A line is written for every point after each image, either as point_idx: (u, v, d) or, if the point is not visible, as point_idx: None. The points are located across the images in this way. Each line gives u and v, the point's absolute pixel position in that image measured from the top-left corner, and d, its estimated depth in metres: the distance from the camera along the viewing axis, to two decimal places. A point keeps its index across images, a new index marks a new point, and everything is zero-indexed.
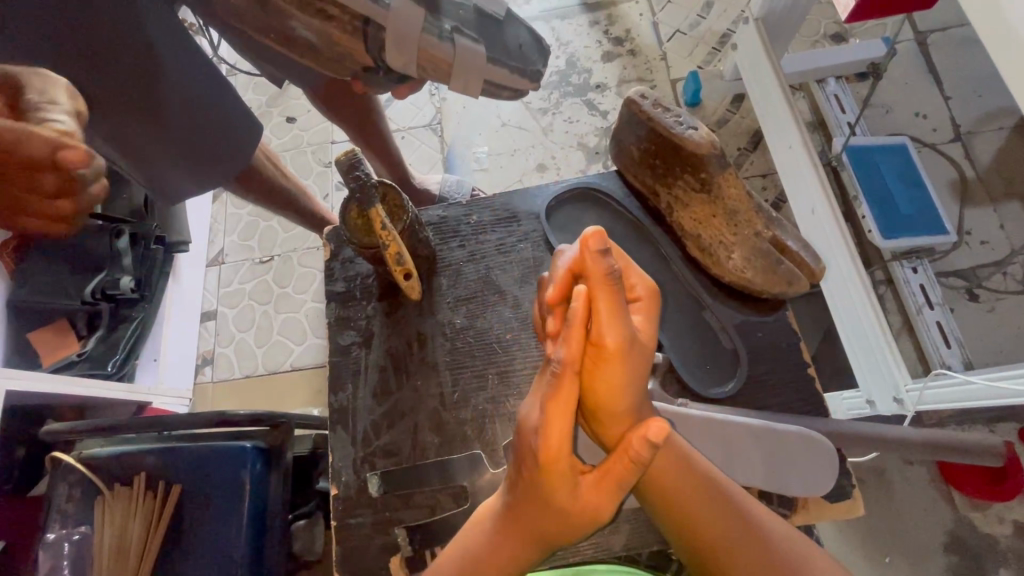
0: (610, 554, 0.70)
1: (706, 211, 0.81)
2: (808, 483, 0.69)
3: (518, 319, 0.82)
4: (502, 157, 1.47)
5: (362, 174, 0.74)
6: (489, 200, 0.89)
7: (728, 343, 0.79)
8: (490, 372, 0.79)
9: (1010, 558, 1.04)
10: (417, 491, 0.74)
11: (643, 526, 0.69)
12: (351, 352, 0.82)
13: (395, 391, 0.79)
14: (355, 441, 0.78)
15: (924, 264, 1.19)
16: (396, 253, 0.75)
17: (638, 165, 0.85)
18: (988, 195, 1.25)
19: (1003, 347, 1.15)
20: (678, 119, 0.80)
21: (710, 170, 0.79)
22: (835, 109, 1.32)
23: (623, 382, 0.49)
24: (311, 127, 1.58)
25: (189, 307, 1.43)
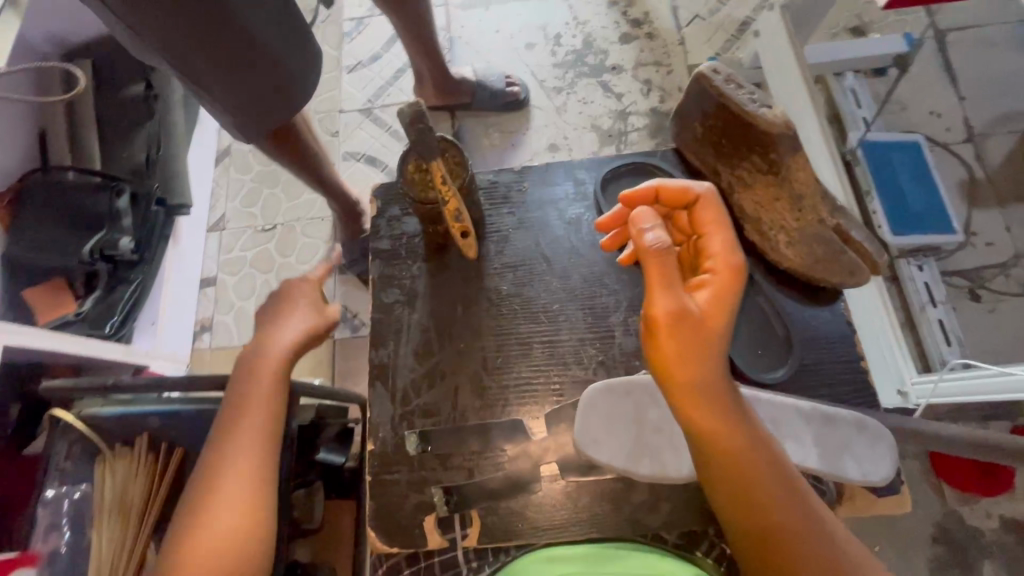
0: (643, 532, 0.73)
1: (769, 195, 0.79)
2: (864, 470, 0.71)
3: (565, 291, 0.84)
4: (515, 134, 1.45)
5: (423, 127, 0.72)
6: (540, 169, 0.91)
7: (781, 329, 0.81)
8: (535, 341, 0.81)
9: (994, 552, 1.07)
10: (456, 453, 0.76)
11: (684, 506, 0.73)
12: (393, 310, 0.84)
13: (436, 352, 0.81)
14: (394, 398, 0.80)
15: (930, 262, 1.20)
16: (455, 210, 0.77)
17: (702, 143, 0.85)
18: (996, 197, 1.26)
19: (1001, 347, 1.16)
20: (751, 96, 0.77)
21: (779, 152, 0.74)
22: (851, 103, 1.31)
23: (678, 336, 0.57)
24: (318, 94, 1.54)
25: (188, 273, 1.40)
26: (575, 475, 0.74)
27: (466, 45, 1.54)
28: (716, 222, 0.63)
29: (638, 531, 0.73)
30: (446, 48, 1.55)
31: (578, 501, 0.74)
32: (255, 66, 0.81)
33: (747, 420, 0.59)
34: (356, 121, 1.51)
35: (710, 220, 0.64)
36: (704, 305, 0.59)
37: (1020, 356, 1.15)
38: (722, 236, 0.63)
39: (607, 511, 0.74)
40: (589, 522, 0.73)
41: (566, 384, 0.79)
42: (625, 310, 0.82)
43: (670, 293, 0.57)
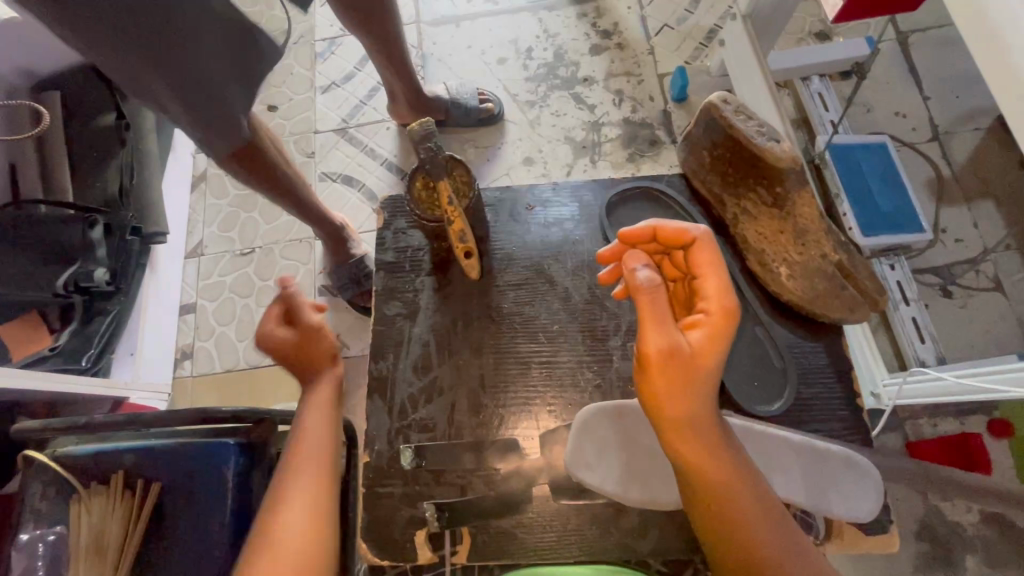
0: (635, 556, 0.73)
1: (773, 226, 0.82)
2: (849, 505, 0.71)
3: (566, 312, 0.83)
4: (489, 148, 1.46)
5: (432, 146, 0.80)
6: (544, 189, 0.92)
7: (780, 362, 0.80)
8: (533, 362, 0.81)
9: (977, 545, 1.08)
10: (450, 469, 0.76)
11: (671, 530, 0.73)
12: (396, 323, 0.84)
13: (436, 366, 0.81)
14: (391, 412, 0.80)
15: (900, 261, 1.23)
16: (460, 229, 0.81)
17: (707, 170, 0.87)
18: (963, 194, 1.28)
19: (974, 342, 1.18)
20: (760, 130, 0.81)
21: (787, 186, 0.79)
22: (818, 106, 1.33)
23: (670, 373, 0.57)
24: (293, 116, 1.55)
25: (167, 301, 1.39)
26: (567, 498, 0.74)
27: (439, 62, 1.55)
28: (712, 264, 0.62)
29: (627, 556, 0.72)
30: (419, 65, 1.56)
31: (569, 523, 0.74)
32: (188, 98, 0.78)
33: (737, 452, 0.59)
34: (331, 141, 1.51)
35: (707, 261, 0.62)
36: (698, 345, 0.58)
37: (992, 349, 1.17)
38: (718, 277, 0.61)
39: (596, 532, 0.73)
40: (580, 544, 0.73)
41: (561, 405, 0.79)
42: (624, 335, 0.81)
43: (659, 331, 0.57)
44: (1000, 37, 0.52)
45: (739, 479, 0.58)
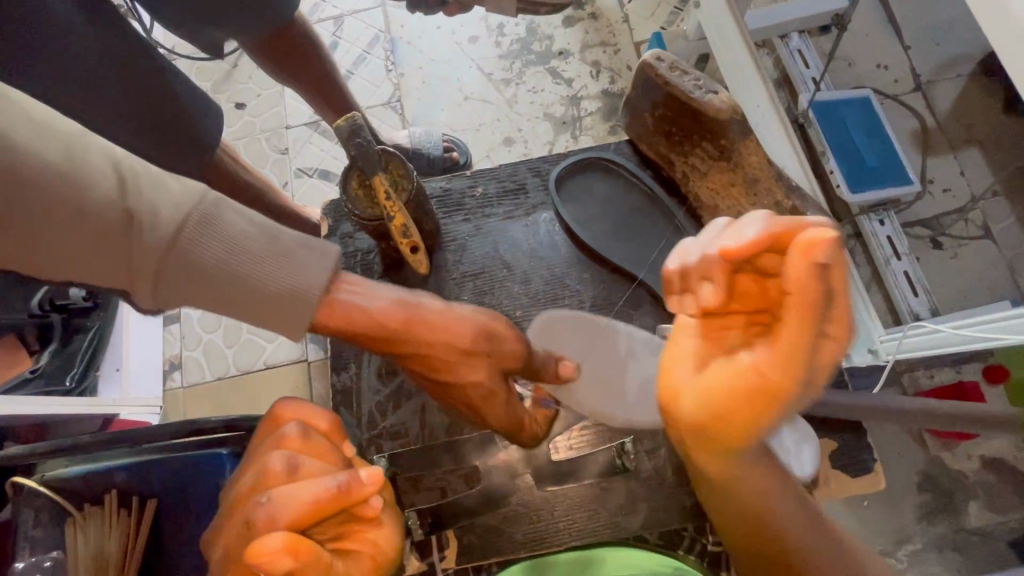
0: (624, 534, 0.73)
1: (723, 179, 0.78)
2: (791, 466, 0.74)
3: (527, 294, 0.84)
4: (467, 131, 1.43)
5: (362, 141, 0.74)
6: (495, 172, 0.90)
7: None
8: None
9: (977, 492, 1.10)
10: (428, 473, 0.73)
11: (661, 506, 0.74)
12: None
13: (400, 371, 0.81)
14: (361, 422, 0.81)
15: (891, 215, 1.21)
16: (401, 224, 0.75)
17: (652, 133, 0.84)
18: (948, 143, 1.27)
19: (967, 292, 1.18)
20: (698, 83, 0.77)
21: (730, 136, 0.74)
22: (799, 64, 1.30)
23: (749, 404, 0.42)
24: (262, 113, 1.50)
25: (150, 313, 1.36)
26: (553, 485, 0.74)
27: (408, 46, 1.50)
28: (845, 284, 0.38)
29: (617, 535, 0.73)
30: (389, 50, 1.51)
31: (556, 509, 0.75)
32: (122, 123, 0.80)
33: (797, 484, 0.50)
34: (304, 135, 1.47)
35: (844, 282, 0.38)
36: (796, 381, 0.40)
37: (985, 298, 1.17)
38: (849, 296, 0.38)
39: (582, 518, 0.74)
40: (569, 530, 0.74)
41: None
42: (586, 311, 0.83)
43: (786, 363, 0.39)
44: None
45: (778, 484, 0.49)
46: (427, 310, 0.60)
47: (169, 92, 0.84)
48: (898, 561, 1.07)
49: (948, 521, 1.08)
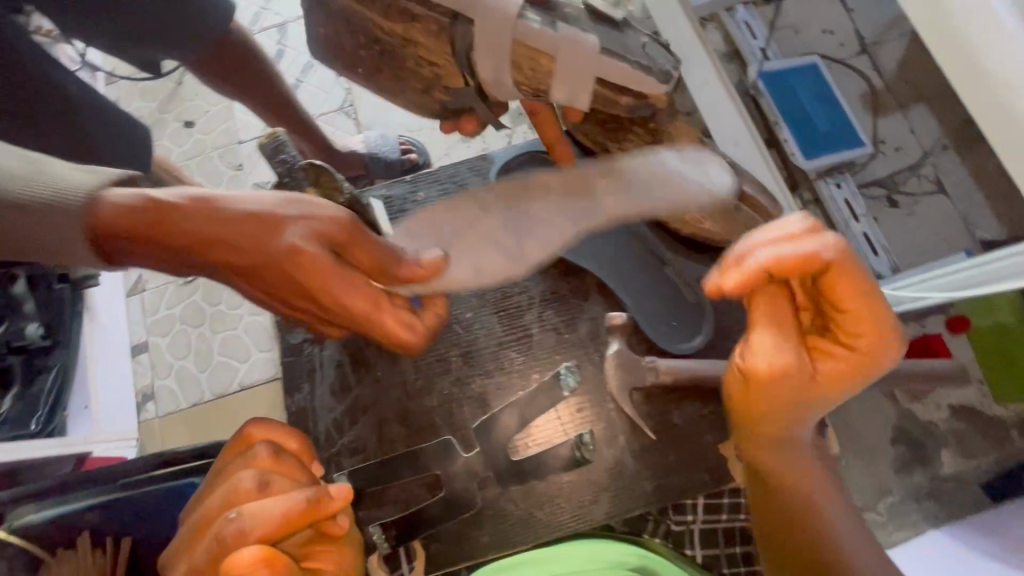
0: (590, 525, 0.77)
1: (662, 163, 0.78)
2: None
3: (477, 301, 0.87)
4: (423, 130, 1.41)
5: (288, 158, 0.76)
6: (437, 181, 0.93)
7: (692, 297, 0.84)
8: (453, 355, 0.84)
9: (949, 439, 1.13)
10: (393, 485, 0.78)
11: (621, 494, 0.78)
12: (303, 350, 0.88)
13: (356, 386, 0.84)
14: (322, 442, 0.83)
15: (846, 179, 1.23)
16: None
17: (588, 123, 0.84)
18: (897, 102, 1.29)
19: (926, 246, 1.21)
20: (642, 48, 0.70)
21: (659, 121, 0.77)
22: (747, 36, 1.31)
23: (773, 389, 0.54)
24: (212, 130, 1.46)
25: (116, 344, 1.32)
26: (512, 484, 0.78)
27: None
28: (862, 298, 0.49)
29: (576, 527, 0.77)
30: None
31: (519, 503, 0.78)
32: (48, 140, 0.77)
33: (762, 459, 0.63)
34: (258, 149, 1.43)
35: (853, 297, 0.49)
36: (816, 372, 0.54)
37: (942, 251, 1.20)
38: (870, 309, 0.49)
39: (545, 512, 0.78)
40: (530, 529, 0.77)
41: (488, 387, 0.83)
42: (537, 307, 0.86)
43: (779, 366, 0.52)
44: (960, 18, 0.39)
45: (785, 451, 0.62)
46: (193, 205, 0.60)
47: (98, 112, 0.81)
48: (878, 514, 1.10)
49: (923, 472, 1.12)
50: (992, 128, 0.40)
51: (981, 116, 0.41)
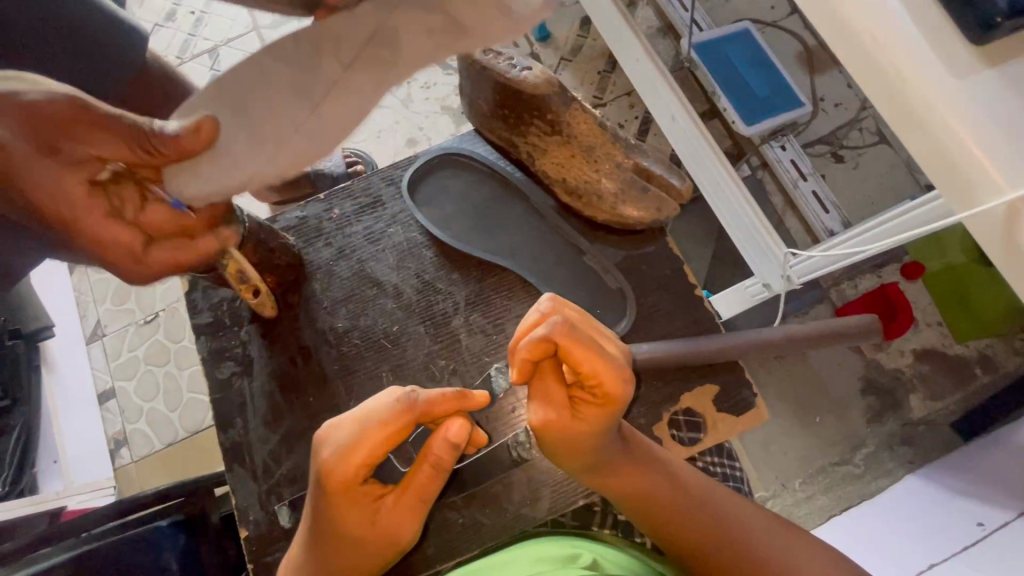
0: (535, 523, 0.68)
1: (564, 152, 0.76)
2: (696, 423, 0.71)
3: (401, 309, 0.75)
4: (368, 141, 1.39)
5: None
6: (348, 188, 0.80)
7: (614, 282, 0.75)
8: (383, 370, 0.73)
9: (916, 384, 1.15)
10: None
11: (563, 488, 0.69)
12: (232, 385, 0.74)
13: (288, 414, 0.72)
14: (256, 475, 0.71)
15: (791, 139, 1.24)
16: (238, 270, 0.66)
17: (491, 118, 0.78)
18: (832, 58, 1.29)
19: (873, 198, 1.22)
20: (511, 61, 0.73)
21: (555, 109, 0.73)
22: (678, 7, 1.29)
23: (554, 445, 0.56)
24: None
25: (80, 393, 1.29)
26: (456, 493, 0.69)
27: None
28: (591, 356, 0.50)
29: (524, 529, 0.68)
30: None
31: (475, 519, 0.68)
32: None
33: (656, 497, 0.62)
34: None
35: (584, 356, 0.50)
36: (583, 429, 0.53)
37: (889, 200, 1.21)
38: (604, 363, 0.51)
39: (490, 517, 0.68)
40: (482, 539, 0.68)
41: None
42: (463, 311, 0.75)
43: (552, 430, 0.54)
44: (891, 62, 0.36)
45: (641, 472, 0.59)
46: None
47: None
48: (855, 466, 1.11)
49: (894, 419, 1.13)
50: (876, 101, 0.38)
51: (867, 87, 0.39)
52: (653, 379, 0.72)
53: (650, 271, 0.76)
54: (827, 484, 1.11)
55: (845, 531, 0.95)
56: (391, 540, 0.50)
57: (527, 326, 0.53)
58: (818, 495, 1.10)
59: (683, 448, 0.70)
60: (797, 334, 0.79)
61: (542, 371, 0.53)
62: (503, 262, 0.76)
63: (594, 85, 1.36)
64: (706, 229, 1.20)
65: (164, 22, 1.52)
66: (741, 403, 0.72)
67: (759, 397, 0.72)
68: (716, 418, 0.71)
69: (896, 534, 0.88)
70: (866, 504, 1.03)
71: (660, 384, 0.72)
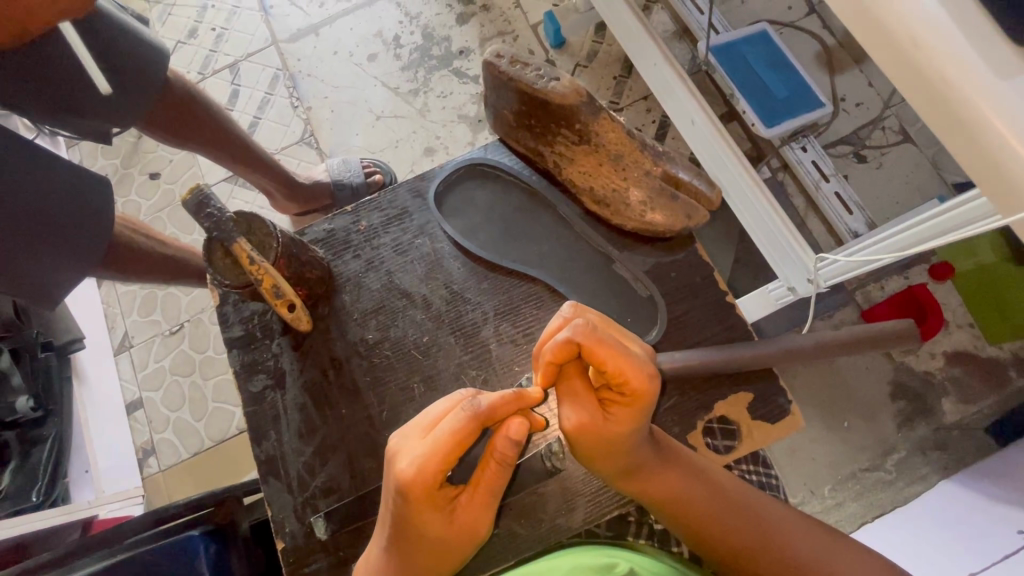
0: (570, 534, 0.68)
1: (592, 161, 0.76)
2: (730, 431, 0.70)
3: (432, 319, 0.76)
4: (385, 151, 1.40)
5: (214, 210, 0.64)
6: (374, 200, 0.81)
7: (644, 291, 0.75)
8: (415, 382, 0.73)
9: (948, 387, 1.12)
10: (368, 521, 0.69)
11: (599, 499, 0.68)
12: (266, 398, 0.75)
13: (321, 426, 0.73)
14: (292, 488, 0.71)
15: (812, 140, 1.22)
16: (273, 285, 0.67)
17: (517, 128, 0.79)
18: (852, 57, 1.27)
19: (899, 198, 1.20)
20: (539, 72, 0.75)
21: (583, 119, 0.74)
22: (693, 11, 1.28)
23: (591, 451, 0.55)
24: (178, 179, 1.46)
25: (109, 406, 1.31)
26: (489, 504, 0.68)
27: (309, 78, 1.47)
28: (616, 356, 0.50)
29: (560, 540, 0.68)
30: (290, 87, 1.47)
31: (510, 531, 0.68)
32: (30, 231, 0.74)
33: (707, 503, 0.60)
34: (225, 191, 1.41)
35: (609, 356, 0.50)
36: (618, 432, 0.53)
37: (915, 201, 1.19)
38: (629, 364, 0.50)
39: (526, 527, 0.68)
40: (516, 550, 0.68)
41: None
42: (493, 320, 0.75)
43: (585, 436, 0.54)
44: (920, 54, 0.36)
45: (672, 477, 0.59)
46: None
47: (71, 184, 0.77)
48: (886, 472, 1.09)
49: (926, 423, 1.11)
50: (914, 102, 0.38)
51: (906, 89, 0.38)
52: (686, 388, 0.71)
53: (677, 278, 0.75)
54: (857, 491, 1.09)
55: (878, 540, 0.93)
56: (470, 537, 0.51)
57: (549, 331, 0.54)
58: (848, 502, 1.08)
59: (718, 457, 0.69)
60: (828, 340, 0.78)
61: (571, 373, 0.54)
62: (532, 271, 0.76)
63: (611, 90, 1.36)
64: (727, 233, 1.19)
65: (187, 39, 1.55)
66: (776, 410, 0.71)
67: (793, 403, 0.71)
68: (750, 424, 0.70)
69: (931, 543, 0.86)
70: (901, 512, 1.00)
71: (694, 393, 0.71)
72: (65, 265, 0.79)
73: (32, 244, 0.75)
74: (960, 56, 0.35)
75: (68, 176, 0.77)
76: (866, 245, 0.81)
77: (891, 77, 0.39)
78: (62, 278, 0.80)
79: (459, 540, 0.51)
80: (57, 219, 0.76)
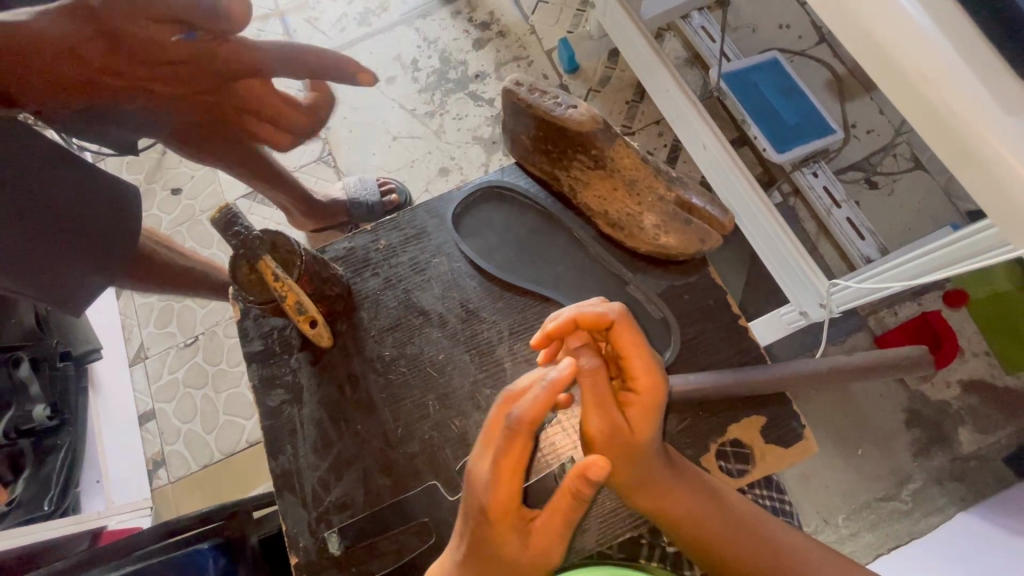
0: (583, 555, 0.68)
1: (607, 185, 0.77)
2: (743, 455, 0.70)
3: (447, 337, 0.77)
4: (401, 171, 1.44)
5: (242, 229, 0.66)
6: (393, 219, 0.83)
7: (657, 313, 0.75)
8: (429, 400, 0.74)
9: (964, 417, 1.10)
10: (380, 537, 0.69)
11: (613, 520, 0.68)
12: (283, 412, 0.75)
13: (337, 440, 0.73)
14: (306, 502, 0.72)
15: (823, 166, 1.23)
16: (296, 302, 0.68)
17: (533, 152, 0.81)
18: (862, 85, 1.29)
19: (911, 224, 1.20)
20: (557, 100, 0.76)
21: (599, 145, 0.75)
22: (705, 41, 1.32)
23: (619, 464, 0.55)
24: (198, 194, 1.50)
25: (120, 415, 1.32)
26: None
27: None
28: (635, 345, 0.53)
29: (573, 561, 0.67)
30: None
31: None
32: (56, 240, 0.76)
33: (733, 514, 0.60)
34: (245, 207, 1.45)
35: (628, 344, 0.53)
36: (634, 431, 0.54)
37: (927, 227, 1.20)
38: (643, 356, 0.53)
39: None
40: None
41: (468, 428, 0.72)
42: (507, 340, 0.76)
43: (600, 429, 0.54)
44: (933, 93, 0.37)
45: (690, 495, 0.59)
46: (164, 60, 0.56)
47: (97, 201, 0.79)
48: (903, 502, 1.07)
49: (943, 453, 1.09)
50: (927, 136, 0.39)
51: (918, 122, 0.40)
52: (700, 411, 0.71)
53: (691, 300, 0.76)
54: (872, 521, 1.07)
55: None
56: (543, 564, 0.50)
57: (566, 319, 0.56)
58: (863, 532, 1.06)
59: (731, 480, 0.69)
60: (842, 365, 0.78)
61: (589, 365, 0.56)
62: (547, 291, 0.77)
63: (623, 114, 1.39)
64: (739, 256, 1.20)
65: None
66: (789, 434, 0.70)
67: (807, 428, 0.71)
68: (762, 448, 0.70)
69: None
70: (918, 545, 0.98)
71: (706, 415, 0.71)
72: (89, 273, 0.82)
73: (59, 251, 0.77)
74: (973, 96, 0.36)
75: (96, 186, 0.79)
76: (881, 269, 0.81)
77: (905, 110, 0.40)
78: (85, 285, 0.82)
79: (532, 564, 0.50)
80: (82, 225, 0.78)
